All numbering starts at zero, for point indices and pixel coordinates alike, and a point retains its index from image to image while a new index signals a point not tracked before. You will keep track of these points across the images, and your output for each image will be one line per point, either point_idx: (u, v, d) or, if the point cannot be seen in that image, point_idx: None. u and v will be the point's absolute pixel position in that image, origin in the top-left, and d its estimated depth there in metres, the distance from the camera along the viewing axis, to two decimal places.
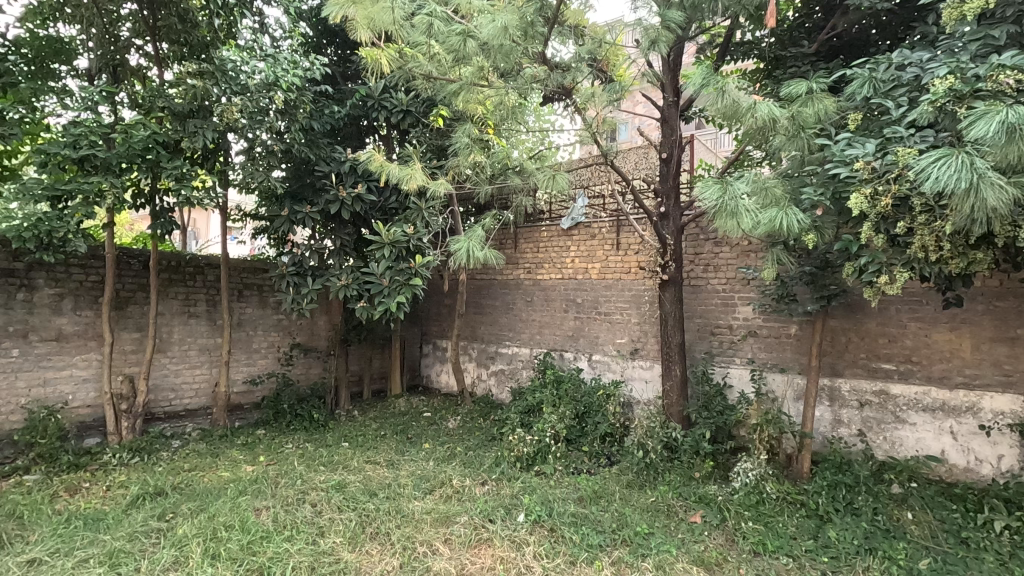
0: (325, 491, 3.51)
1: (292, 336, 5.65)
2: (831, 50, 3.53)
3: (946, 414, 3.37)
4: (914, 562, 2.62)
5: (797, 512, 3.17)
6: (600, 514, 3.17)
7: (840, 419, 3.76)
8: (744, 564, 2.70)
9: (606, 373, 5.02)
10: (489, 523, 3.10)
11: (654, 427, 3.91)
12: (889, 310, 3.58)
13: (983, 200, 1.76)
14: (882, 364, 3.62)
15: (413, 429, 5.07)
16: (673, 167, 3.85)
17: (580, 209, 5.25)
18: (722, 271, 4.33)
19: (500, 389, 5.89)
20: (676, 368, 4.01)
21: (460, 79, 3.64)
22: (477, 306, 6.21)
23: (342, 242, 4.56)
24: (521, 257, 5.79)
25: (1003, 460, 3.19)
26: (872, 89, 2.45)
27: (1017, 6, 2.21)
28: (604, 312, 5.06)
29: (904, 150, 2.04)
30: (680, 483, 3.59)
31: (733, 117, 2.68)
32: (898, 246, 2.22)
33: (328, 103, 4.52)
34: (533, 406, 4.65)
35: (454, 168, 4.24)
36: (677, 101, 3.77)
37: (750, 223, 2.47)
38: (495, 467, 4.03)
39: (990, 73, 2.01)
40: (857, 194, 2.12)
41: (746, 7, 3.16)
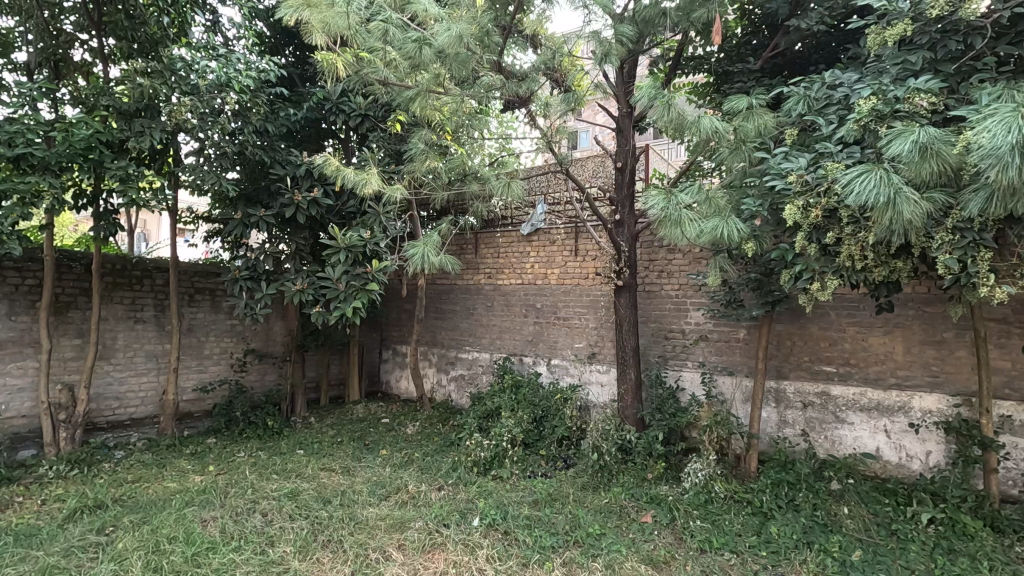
0: (276, 499, 3.45)
1: (247, 342, 5.51)
2: (775, 67, 3.69)
3: (881, 413, 3.56)
4: (848, 554, 2.76)
5: (743, 509, 3.28)
6: (554, 516, 3.23)
7: (785, 420, 3.94)
8: (690, 561, 2.79)
9: (564, 377, 5.09)
10: (444, 527, 3.10)
11: (609, 429, 3.98)
12: (829, 315, 3.77)
13: (899, 213, 1.90)
14: (822, 366, 3.81)
15: (371, 436, 5.01)
16: (627, 176, 3.96)
17: (540, 215, 5.31)
18: (675, 277, 4.47)
19: (460, 394, 5.88)
20: (630, 371, 4.11)
21: (418, 85, 3.63)
22: (437, 311, 6.20)
23: (298, 246, 4.49)
24: (481, 262, 5.81)
25: (932, 456, 3.40)
26: (806, 107, 2.61)
27: (931, 34, 2.39)
28: (563, 317, 5.14)
29: (833, 164, 2.18)
30: (633, 484, 3.69)
31: (680, 131, 2.80)
32: (830, 254, 2.36)
33: (284, 106, 4.42)
34: (491, 410, 4.68)
35: (411, 174, 4.26)
36: (631, 113, 3.91)
37: (693, 232, 2.58)
38: (452, 472, 4.03)
39: (908, 95, 2.18)
40: (791, 205, 2.25)
41: (694, 25, 3.35)
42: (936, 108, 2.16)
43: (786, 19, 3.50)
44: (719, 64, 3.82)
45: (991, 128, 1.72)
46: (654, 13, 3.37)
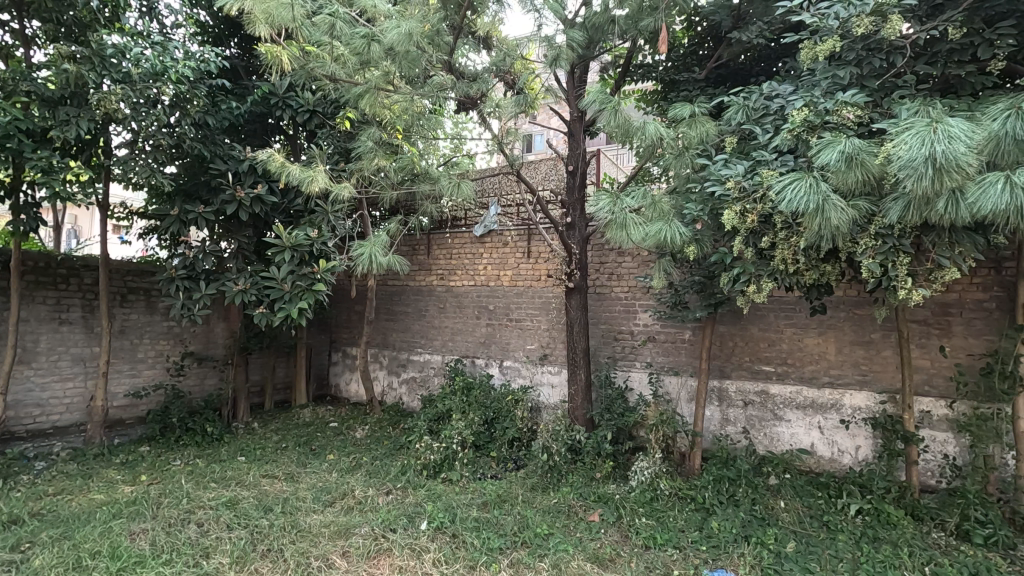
0: (213, 508, 3.30)
1: (185, 344, 5.25)
2: (719, 77, 3.82)
3: (815, 411, 3.74)
4: (782, 545, 2.88)
5: (687, 505, 3.37)
6: (502, 518, 3.22)
7: (727, 418, 4.08)
8: (635, 558, 2.84)
9: (516, 379, 5.11)
10: (390, 532, 3.05)
11: (559, 430, 4.00)
12: (768, 316, 3.94)
13: (828, 220, 2.01)
14: (762, 366, 3.97)
15: (318, 441, 4.86)
16: (578, 179, 4.01)
17: (492, 217, 5.26)
18: (625, 280, 4.56)
19: (411, 397, 5.80)
20: (581, 372, 4.14)
21: (367, 82, 3.53)
22: (388, 313, 6.09)
23: (240, 244, 4.33)
24: (433, 263, 5.76)
25: (860, 450, 3.59)
26: (745, 116, 2.72)
27: (857, 51, 2.55)
28: (515, 319, 5.16)
29: (768, 171, 2.28)
30: (582, 483, 3.73)
31: (625, 136, 2.82)
32: (765, 258, 2.46)
33: (226, 98, 4.21)
34: (442, 413, 4.62)
35: (359, 173, 4.18)
36: (582, 117, 3.97)
37: (638, 235, 2.63)
38: (400, 476, 3.96)
39: (836, 108, 2.31)
40: (729, 211, 2.35)
41: (641, 33, 3.46)
42: (861, 120, 2.29)
43: (729, 31, 3.64)
44: (667, 73, 3.95)
45: (908, 141, 1.83)
46: (604, 19, 3.49)
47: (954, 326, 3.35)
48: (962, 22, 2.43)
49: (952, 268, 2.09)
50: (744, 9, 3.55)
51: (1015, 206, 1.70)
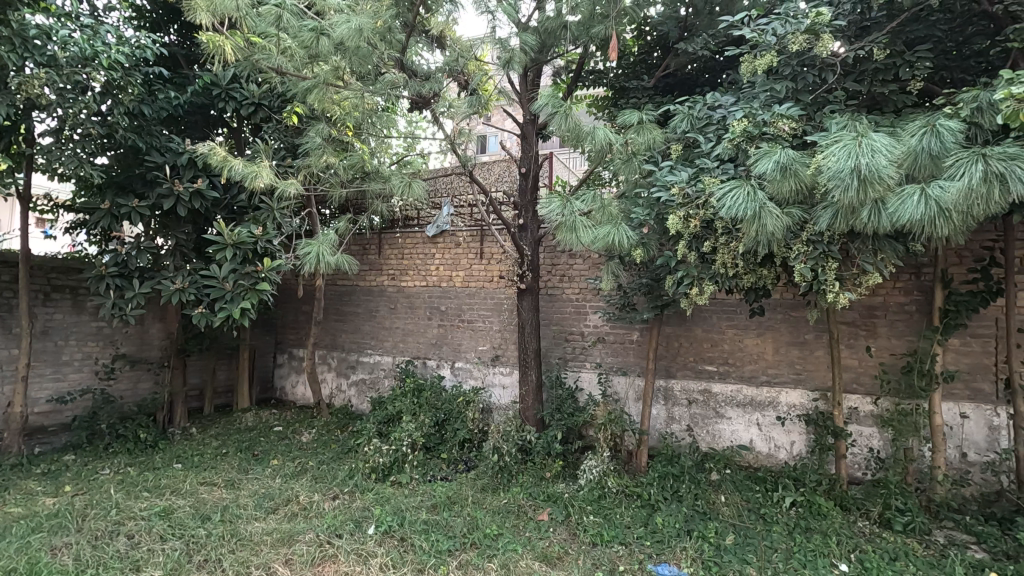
0: (145, 519, 3.13)
1: (116, 346, 4.95)
2: (667, 86, 3.95)
3: (754, 408, 3.91)
4: (722, 538, 2.99)
5: (633, 502, 3.45)
6: (452, 519, 3.21)
7: (672, 416, 4.21)
8: (583, 556, 2.89)
9: (467, 380, 5.09)
10: (336, 538, 2.98)
11: (510, 430, 4.01)
12: (711, 318, 4.09)
13: (763, 226, 2.11)
14: (705, 365, 4.12)
15: (261, 446, 4.69)
16: (530, 181, 4.04)
17: (445, 217, 5.29)
18: (576, 282, 4.63)
19: (360, 400, 5.69)
20: (532, 372, 4.17)
21: (315, 77, 3.50)
22: (337, 313, 5.95)
23: (178, 240, 4.13)
24: (384, 263, 5.66)
25: (795, 446, 3.78)
26: (690, 125, 2.82)
27: (792, 66, 2.69)
28: (467, 320, 5.15)
29: (709, 179, 2.37)
30: (532, 483, 3.76)
31: (576, 140, 2.89)
32: (707, 262, 2.56)
33: (164, 88, 4.00)
34: (392, 415, 4.56)
35: (307, 169, 4.07)
36: (535, 120, 4.01)
37: (588, 238, 2.68)
38: (348, 480, 3.87)
39: (773, 119, 2.43)
40: (673, 216, 2.43)
41: (592, 40, 3.57)
42: (795, 133, 2.42)
43: (676, 42, 3.78)
44: (617, 80, 4.04)
45: (836, 153, 1.95)
46: (557, 24, 3.53)
47: (879, 328, 3.58)
48: (885, 44, 2.62)
49: (875, 273, 2.23)
50: (689, 21, 3.68)
51: (929, 216, 1.83)
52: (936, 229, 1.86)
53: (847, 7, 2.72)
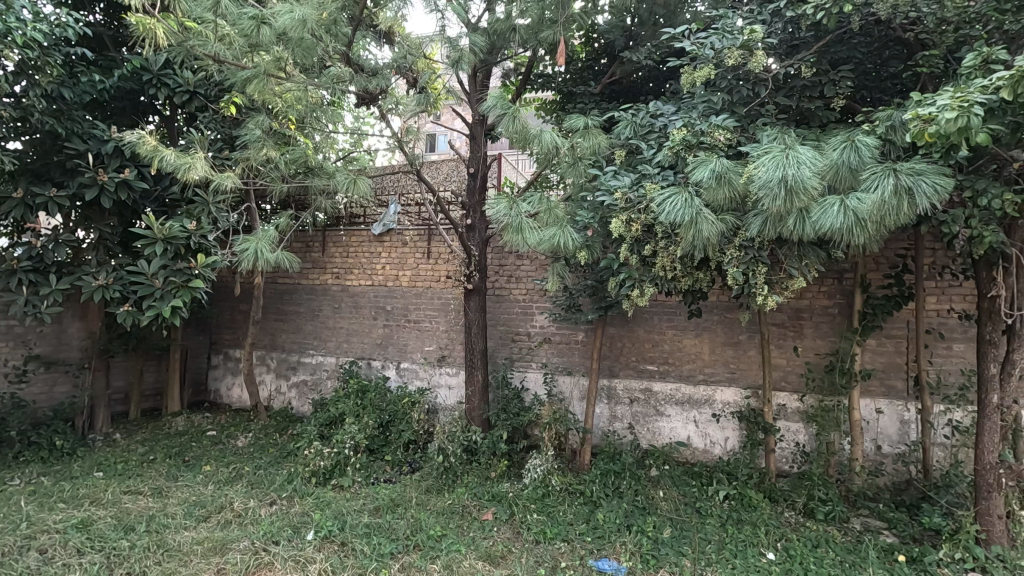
0: (60, 532, 2.92)
1: (29, 346, 4.58)
2: (613, 93, 4.06)
3: (691, 406, 4.07)
4: (660, 532, 3.10)
5: (576, 499, 3.52)
6: (395, 522, 3.17)
7: (615, 415, 4.31)
8: (526, 553, 2.92)
9: (413, 381, 5.04)
10: (272, 545, 2.88)
11: (456, 431, 4.00)
12: (653, 319, 4.23)
13: (700, 231, 2.20)
14: (646, 365, 4.25)
15: (192, 451, 4.47)
16: (479, 182, 4.05)
17: (392, 216, 5.20)
18: (522, 283, 4.67)
19: (301, 402, 5.51)
20: (478, 373, 4.17)
21: (256, 67, 3.34)
22: (277, 312, 5.74)
23: (102, 234, 3.87)
24: (328, 261, 5.51)
25: (729, 441, 3.96)
26: (632, 132, 2.91)
27: (728, 80, 2.83)
28: (413, 320, 5.09)
29: (651, 185, 2.45)
30: (477, 483, 3.76)
31: (523, 142, 2.91)
32: (648, 265, 2.65)
33: (88, 71, 3.74)
34: (334, 417, 4.45)
35: (245, 162, 3.92)
36: (483, 121, 4.03)
37: (534, 240, 2.71)
38: (286, 485, 3.75)
39: (710, 130, 2.55)
40: (616, 220, 2.50)
41: (541, 44, 3.62)
42: (730, 143, 2.55)
43: (621, 50, 3.89)
44: (565, 84, 4.12)
45: (766, 164, 2.06)
46: (505, 27, 3.56)
47: (805, 329, 3.81)
48: (812, 63, 2.79)
49: (800, 278, 2.37)
50: (635, 31, 3.81)
51: (847, 226, 1.97)
52: (854, 237, 1.99)
53: (779, 26, 2.86)
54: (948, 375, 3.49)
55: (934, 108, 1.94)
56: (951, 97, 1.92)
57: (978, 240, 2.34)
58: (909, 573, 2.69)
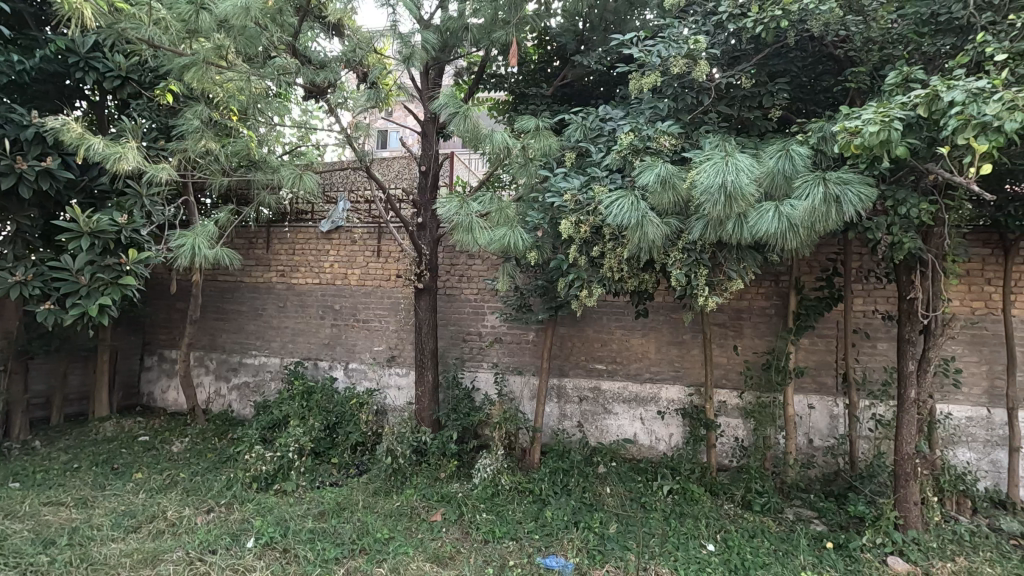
0: None
1: None
2: (564, 96, 4.12)
3: (638, 403, 4.18)
4: (606, 528, 3.16)
5: (525, 498, 3.54)
6: (340, 526, 3.09)
7: (564, 414, 4.36)
8: (474, 553, 2.92)
9: (361, 382, 4.94)
10: (208, 555, 2.76)
11: (405, 432, 3.95)
12: (602, 319, 4.31)
13: (645, 233, 2.26)
14: (595, 364, 4.32)
15: (122, 458, 4.21)
16: (430, 180, 4.01)
17: (340, 213, 5.06)
18: (474, 282, 4.66)
19: (242, 404, 5.30)
20: (428, 373, 4.12)
21: (194, 53, 3.21)
22: (217, 311, 5.49)
23: (19, 226, 3.58)
24: (273, 258, 5.32)
25: (673, 437, 4.09)
26: (582, 135, 2.96)
27: (674, 87, 2.91)
28: (362, 320, 4.99)
29: (599, 188, 2.50)
30: (426, 484, 3.72)
31: (474, 142, 2.90)
32: (596, 266, 2.70)
33: (5, 50, 3.42)
34: (278, 420, 4.30)
35: (182, 153, 3.73)
36: (435, 119, 4.00)
37: (484, 240, 2.70)
38: (225, 491, 3.59)
39: (656, 136, 2.63)
40: (565, 221, 2.53)
41: (493, 44, 3.62)
42: (674, 149, 2.64)
43: (573, 53, 3.95)
44: (518, 85, 4.14)
45: (708, 170, 2.14)
46: (459, 25, 3.54)
47: (745, 328, 3.99)
48: (752, 75, 2.92)
49: (738, 280, 2.47)
50: (586, 35, 3.87)
51: (781, 230, 2.07)
52: (787, 241, 2.10)
53: (722, 37, 2.95)
54: (872, 372, 3.73)
55: (859, 122, 2.07)
56: (875, 110, 2.06)
57: (899, 247, 2.51)
58: (836, 559, 2.86)
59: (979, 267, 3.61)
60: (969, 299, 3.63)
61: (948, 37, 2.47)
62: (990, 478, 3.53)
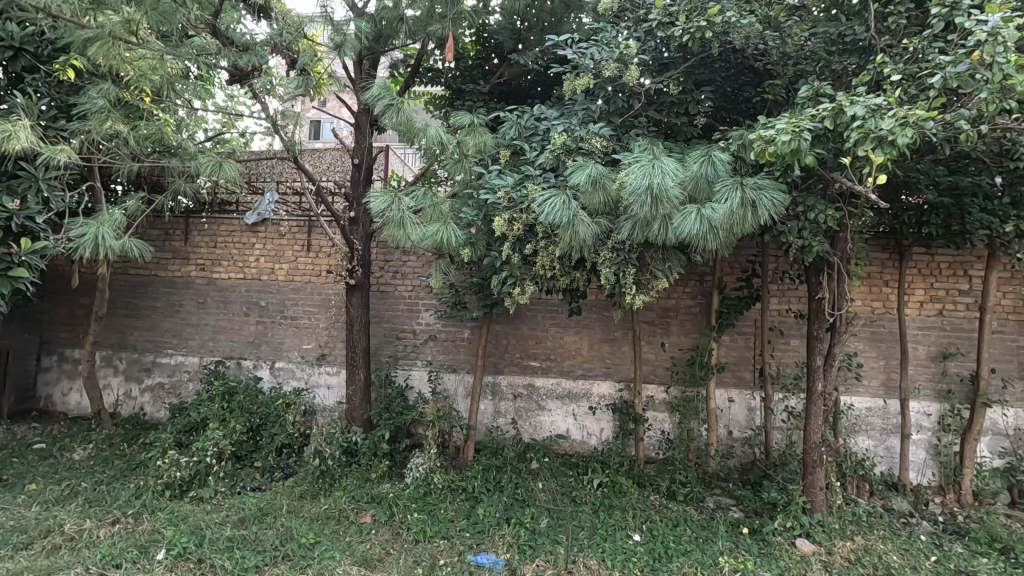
0: None
1: None
2: (501, 94, 4.13)
3: (570, 400, 4.26)
4: (537, 522, 3.20)
5: (458, 496, 3.52)
6: (262, 533, 2.96)
7: (499, 411, 4.37)
8: (404, 554, 2.87)
9: (288, 381, 4.75)
10: (112, 570, 2.58)
11: (334, 433, 3.83)
12: (536, 317, 4.35)
13: (576, 233, 2.30)
14: (529, 362, 4.36)
15: (12, 468, 3.82)
16: (364, 173, 3.90)
17: (267, 206, 4.84)
18: (408, 279, 4.58)
19: (156, 407, 4.95)
20: (360, 372, 4.01)
21: (100, 26, 2.97)
22: (127, 307, 5.08)
23: None
24: (191, 251, 4.98)
25: (603, 432, 4.20)
26: (517, 133, 2.98)
27: (606, 90, 2.98)
28: (290, 317, 4.79)
29: (533, 186, 2.52)
30: (355, 486, 3.62)
31: (407, 136, 2.85)
32: (529, 264, 2.72)
33: None
34: (195, 423, 4.04)
35: (86, 135, 3.42)
36: (369, 110, 3.89)
37: (417, 236, 2.66)
38: (133, 500, 3.34)
39: (587, 137, 2.69)
40: (499, 219, 2.53)
41: (429, 37, 3.57)
42: (605, 151, 2.70)
43: (510, 52, 3.96)
44: (454, 80, 4.09)
45: (636, 172, 2.20)
46: (394, 16, 3.48)
47: (671, 326, 4.15)
48: (679, 82, 3.03)
49: (663, 279, 2.57)
50: (524, 34, 3.87)
51: (702, 232, 2.16)
52: (708, 243, 2.20)
53: (652, 44, 3.04)
54: (785, 367, 3.99)
55: (773, 131, 2.20)
56: (787, 121, 2.20)
57: (808, 250, 2.69)
58: (750, 543, 3.03)
59: (878, 270, 3.94)
60: (870, 299, 3.95)
61: (852, 56, 2.74)
62: (885, 463, 3.86)
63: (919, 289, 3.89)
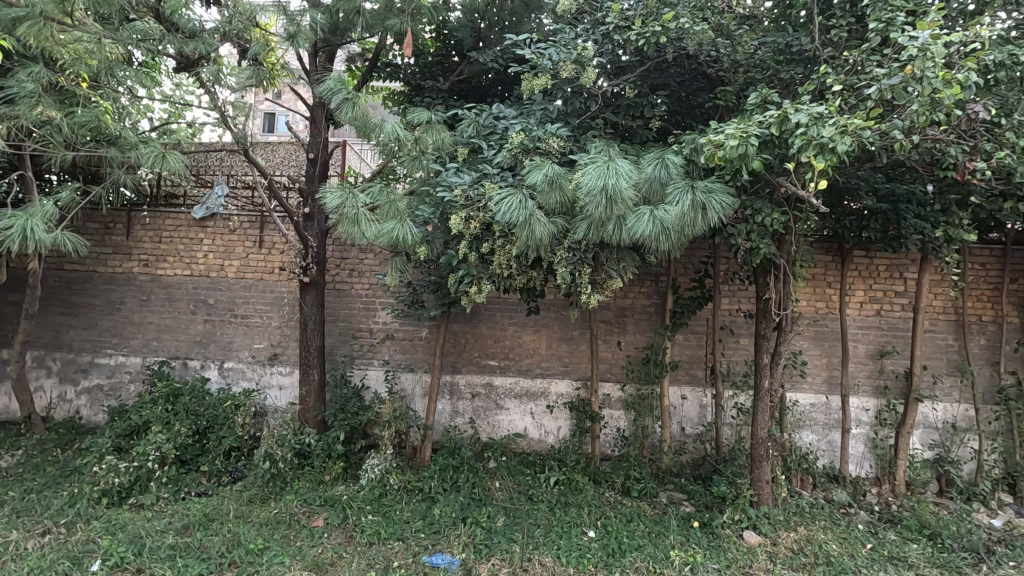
0: None
1: None
2: (461, 91, 4.11)
3: (528, 398, 4.28)
4: (493, 521, 3.20)
5: (414, 497, 3.48)
6: (207, 539, 2.85)
7: (456, 410, 4.35)
8: (357, 557, 2.83)
9: (238, 382, 4.59)
10: None
11: (286, 435, 3.72)
12: (495, 316, 4.35)
13: (533, 233, 2.31)
14: (488, 361, 4.36)
15: None
16: (319, 168, 3.81)
17: (216, 199, 4.66)
18: (364, 277, 4.50)
19: (94, 410, 4.68)
20: (314, 372, 3.91)
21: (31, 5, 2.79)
22: (61, 305, 4.77)
23: None
24: (133, 246, 4.74)
25: (561, 430, 4.24)
26: (475, 131, 2.97)
27: (564, 91, 3.00)
28: (241, 315, 4.63)
29: (490, 184, 2.52)
30: (308, 489, 3.53)
31: (363, 132, 2.80)
32: (486, 263, 2.72)
33: None
34: (136, 427, 3.85)
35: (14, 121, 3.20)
36: (325, 103, 3.80)
37: (372, 233, 2.61)
38: (65, 509, 3.16)
39: (544, 138, 2.71)
40: (456, 217, 2.52)
41: (387, 32, 3.51)
42: (562, 151, 2.73)
43: (470, 50, 3.94)
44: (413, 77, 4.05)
45: (591, 173, 2.23)
46: (351, 7, 3.37)
47: (627, 325, 4.23)
48: (635, 86, 3.09)
49: (617, 279, 2.61)
50: (483, 33, 3.87)
51: (655, 233, 2.21)
52: (660, 243, 2.25)
53: (609, 48, 3.06)
54: (735, 365, 4.12)
55: (723, 136, 2.27)
56: (736, 126, 2.27)
57: (756, 251, 2.78)
58: (700, 537, 3.12)
59: (822, 272, 4.12)
60: (815, 299, 4.13)
61: (797, 66, 2.85)
62: (827, 456, 4.05)
63: (859, 290, 4.09)
